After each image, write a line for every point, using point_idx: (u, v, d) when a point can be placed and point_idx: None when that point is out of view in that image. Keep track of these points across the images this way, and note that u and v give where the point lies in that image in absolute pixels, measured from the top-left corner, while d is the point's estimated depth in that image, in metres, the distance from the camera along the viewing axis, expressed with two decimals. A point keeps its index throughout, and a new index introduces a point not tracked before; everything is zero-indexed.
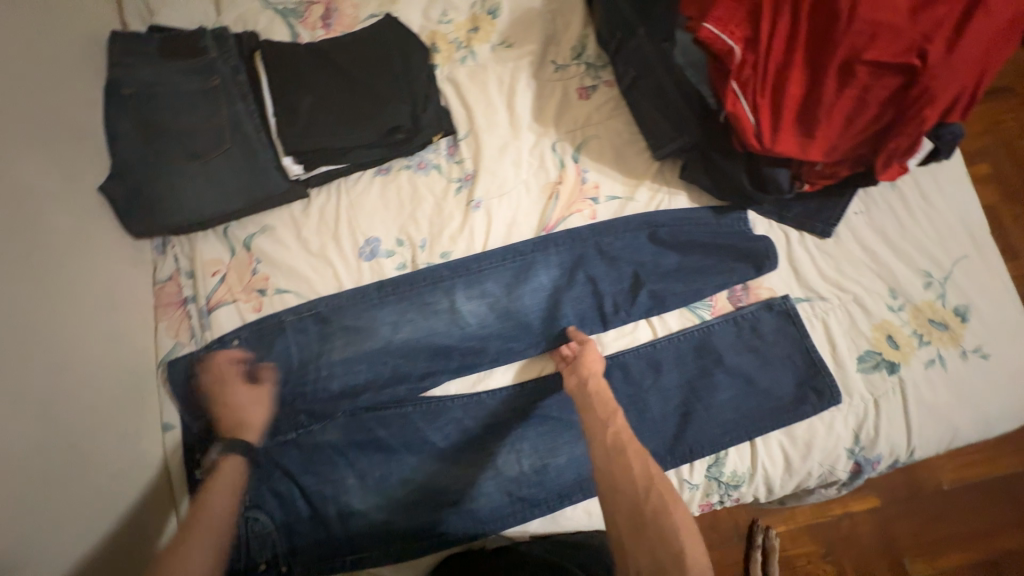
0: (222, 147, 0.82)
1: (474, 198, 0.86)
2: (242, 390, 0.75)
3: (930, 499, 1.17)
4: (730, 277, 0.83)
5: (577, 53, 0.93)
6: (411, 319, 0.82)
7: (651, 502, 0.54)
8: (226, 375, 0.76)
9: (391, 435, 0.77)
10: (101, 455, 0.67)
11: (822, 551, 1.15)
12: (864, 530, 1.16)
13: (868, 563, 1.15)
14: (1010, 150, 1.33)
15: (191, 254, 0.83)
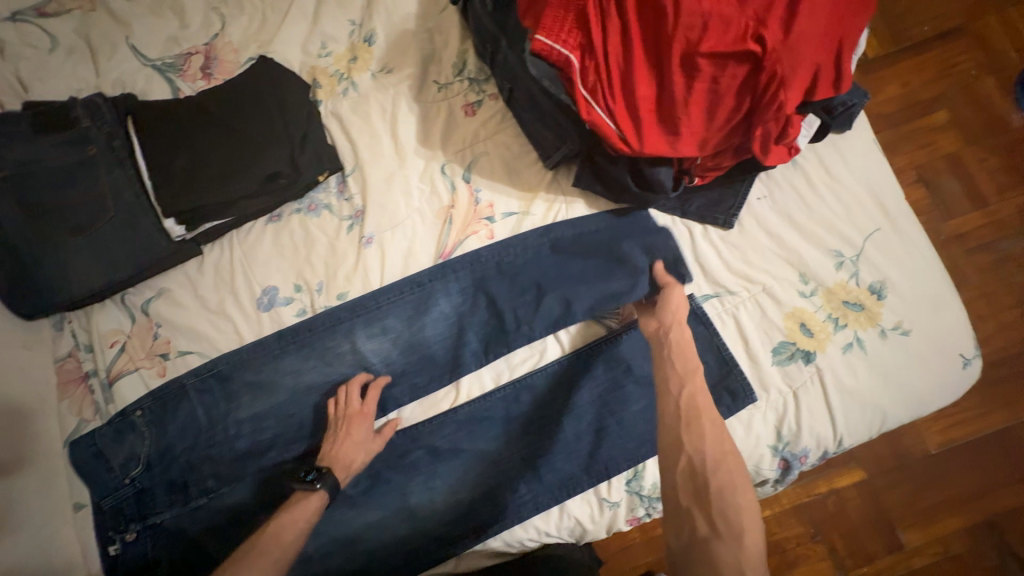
0: (104, 217, 0.82)
1: (366, 234, 0.84)
2: (361, 426, 0.74)
3: (919, 464, 1.07)
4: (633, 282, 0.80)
5: (458, 69, 0.90)
6: (313, 366, 0.80)
7: (718, 477, 0.56)
8: (358, 413, 0.75)
9: None
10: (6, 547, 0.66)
11: (811, 533, 1.06)
12: (853, 504, 1.07)
13: (861, 540, 1.05)
14: (970, 92, 1.16)
15: (88, 327, 0.84)
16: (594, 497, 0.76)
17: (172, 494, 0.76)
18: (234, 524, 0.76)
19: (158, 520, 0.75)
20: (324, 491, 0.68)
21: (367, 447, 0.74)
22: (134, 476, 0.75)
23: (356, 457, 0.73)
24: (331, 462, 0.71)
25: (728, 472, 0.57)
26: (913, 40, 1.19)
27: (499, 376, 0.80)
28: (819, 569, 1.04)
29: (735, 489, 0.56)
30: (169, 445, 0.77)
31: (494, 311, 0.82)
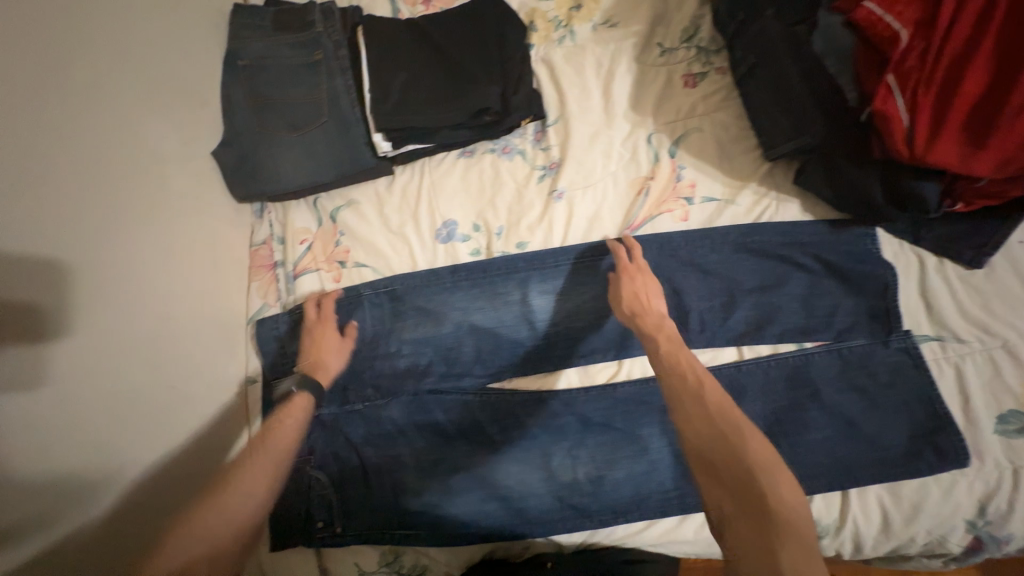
0: (319, 121, 0.85)
1: (558, 188, 0.82)
2: (327, 332, 0.78)
3: None
4: (839, 303, 0.73)
5: (688, 35, 0.84)
6: (482, 307, 0.79)
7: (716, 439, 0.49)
8: (319, 322, 0.78)
9: (449, 420, 0.77)
10: (197, 399, 0.74)
11: None
12: None
13: None
14: None
15: (284, 221, 0.88)
16: None
17: (331, 392, 0.79)
18: (378, 437, 0.77)
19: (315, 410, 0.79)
20: (305, 393, 0.70)
21: (339, 349, 0.77)
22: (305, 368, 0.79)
23: (333, 360, 0.76)
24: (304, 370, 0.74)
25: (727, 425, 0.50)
26: None
27: None
28: None
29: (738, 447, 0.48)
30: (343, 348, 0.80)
31: (674, 298, 0.76)
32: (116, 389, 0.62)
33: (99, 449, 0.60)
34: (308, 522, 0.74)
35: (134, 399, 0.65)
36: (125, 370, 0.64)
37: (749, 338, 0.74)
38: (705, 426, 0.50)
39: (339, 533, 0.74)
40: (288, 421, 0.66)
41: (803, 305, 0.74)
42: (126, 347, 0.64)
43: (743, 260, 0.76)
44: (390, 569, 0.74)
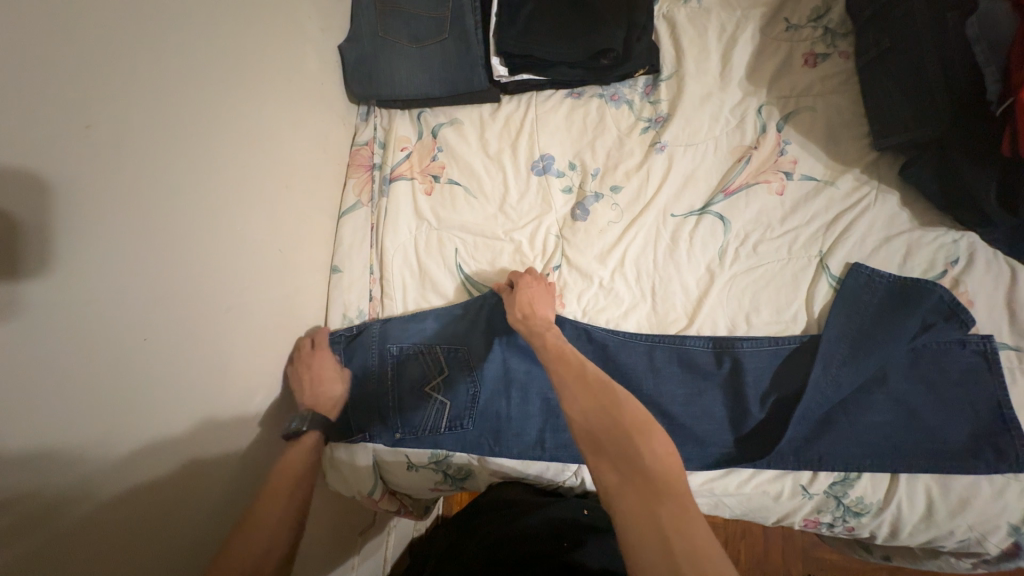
0: (440, 37, 0.88)
1: (660, 140, 0.84)
2: (324, 357, 0.78)
3: None
4: (916, 311, 0.72)
5: (817, 15, 0.85)
6: (567, 239, 0.83)
7: (609, 420, 0.54)
8: (309, 353, 0.77)
9: (518, 362, 0.80)
10: (296, 266, 0.80)
11: None
12: None
13: None
14: None
15: (388, 128, 0.92)
16: (791, 482, 0.73)
17: (410, 323, 0.82)
18: (454, 367, 0.79)
19: (393, 306, 0.85)
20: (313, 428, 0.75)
21: (337, 372, 0.78)
22: (388, 410, 0.77)
23: (334, 386, 0.77)
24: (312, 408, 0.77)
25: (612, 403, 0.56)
26: None
27: (734, 325, 0.78)
28: None
29: (626, 424, 0.53)
30: (437, 412, 0.77)
31: (758, 267, 0.80)
32: (236, 235, 0.68)
33: (227, 283, 0.66)
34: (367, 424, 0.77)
35: (247, 250, 0.70)
36: (244, 223, 0.69)
37: (835, 361, 0.72)
38: (593, 410, 0.55)
39: (399, 438, 0.77)
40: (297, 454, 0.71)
41: (890, 297, 0.74)
42: (246, 201, 0.69)
43: (824, 253, 0.79)
44: (436, 467, 0.79)
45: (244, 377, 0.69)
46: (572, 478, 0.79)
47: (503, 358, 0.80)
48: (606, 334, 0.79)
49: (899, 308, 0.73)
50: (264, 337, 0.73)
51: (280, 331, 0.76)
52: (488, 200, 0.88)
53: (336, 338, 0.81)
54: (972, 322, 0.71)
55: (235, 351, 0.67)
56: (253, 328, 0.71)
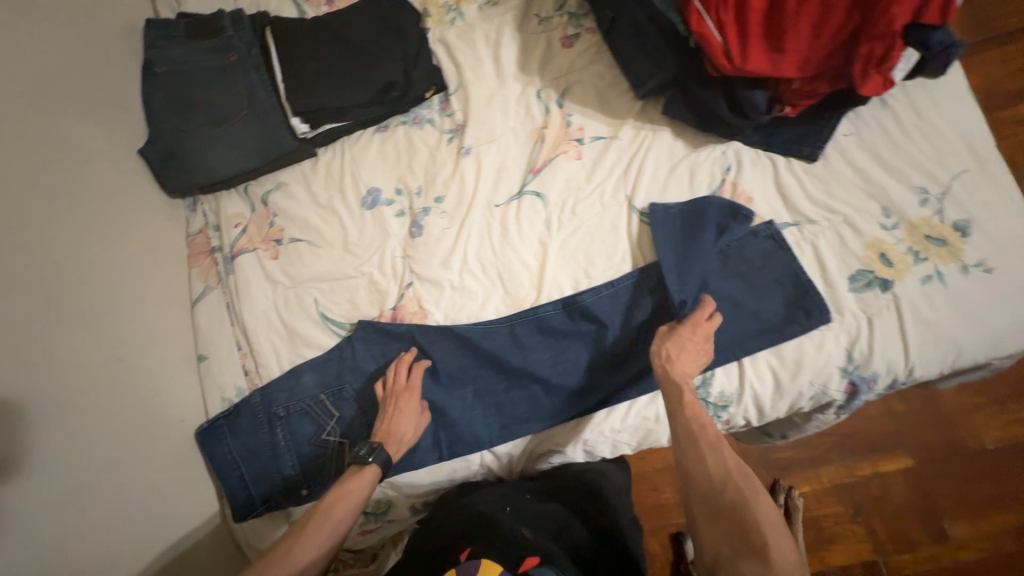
0: (240, 114, 0.92)
1: (465, 145, 0.92)
2: (409, 403, 0.79)
3: (959, 458, 1.47)
4: (706, 223, 0.82)
5: (559, 5, 0.97)
6: (412, 256, 0.89)
7: (729, 479, 0.64)
8: (405, 389, 0.80)
9: None
10: (148, 369, 0.80)
11: (851, 512, 1.47)
12: (895, 488, 1.48)
13: (898, 520, 1.46)
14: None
15: (217, 210, 0.94)
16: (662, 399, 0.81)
17: (286, 382, 0.83)
18: (341, 407, 0.82)
19: (269, 372, 0.86)
20: (376, 465, 0.73)
21: (418, 418, 0.79)
22: (290, 472, 0.79)
23: (409, 428, 0.78)
24: (381, 437, 0.76)
25: (688, 431, 0.70)
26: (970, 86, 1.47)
27: (577, 283, 0.86)
28: (856, 542, 1.46)
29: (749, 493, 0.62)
30: (339, 453, 0.80)
31: (582, 227, 0.89)
32: (60, 365, 0.68)
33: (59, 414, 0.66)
34: (276, 490, 0.79)
35: (81, 374, 0.70)
36: (66, 350, 0.69)
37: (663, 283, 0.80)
38: (707, 467, 0.66)
39: (307, 494, 0.79)
40: (353, 493, 0.72)
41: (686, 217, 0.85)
42: (65, 328, 0.70)
43: (629, 196, 0.89)
44: None
45: (123, 489, 0.71)
46: (482, 470, 0.85)
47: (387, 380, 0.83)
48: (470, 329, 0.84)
49: (695, 225, 0.83)
50: (136, 444, 0.74)
51: (150, 437, 0.77)
52: (332, 245, 0.92)
53: (216, 420, 0.81)
54: (750, 215, 0.83)
55: (101, 468, 0.69)
56: (121, 439, 0.73)
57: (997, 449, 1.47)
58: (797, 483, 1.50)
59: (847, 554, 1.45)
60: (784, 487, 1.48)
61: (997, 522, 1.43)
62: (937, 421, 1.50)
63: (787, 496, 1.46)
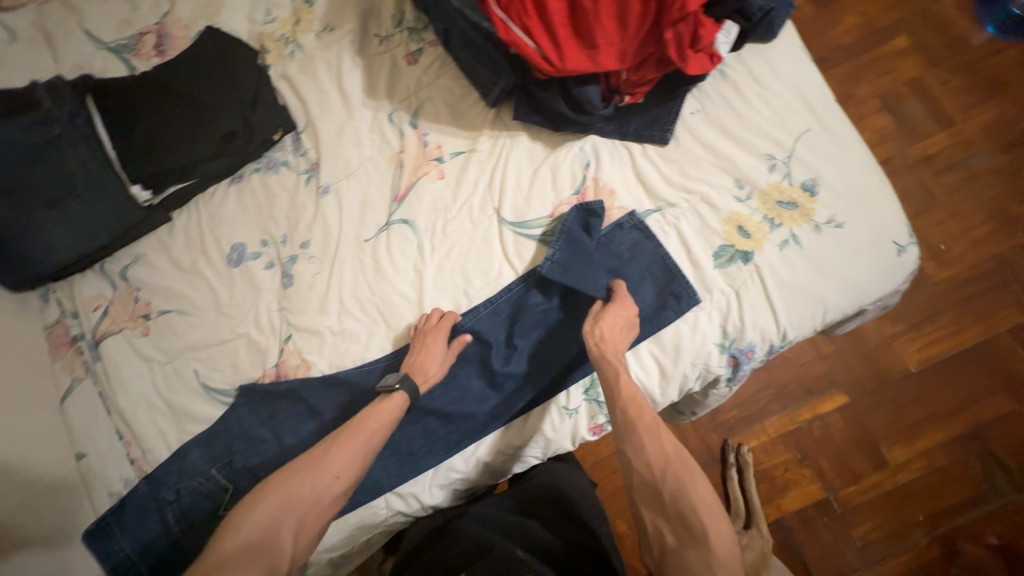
0: (75, 191, 0.85)
1: (323, 183, 0.89)
2: (436, 339, 0.79)
3: (899, 381, 1.33)
4: (580, 239, 0.81)
5: (397, 21, 0.94)
6: (287, 309, 0.86)
7: (672, 476, 0.66)
8: (433, 328, 0.80)
9: (292, 440, 0.81)
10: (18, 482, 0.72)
11: (798, 458, 1.32)
12: (836, 428, 1.33)
13: (845, 460, 1.32)
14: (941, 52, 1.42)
15: (72, 295, 0.89)
16: (554, 407, 0.82)
17: (175, 464, 0.80)
18: (237, 479, 0.79)
19: (156, 457, 0.82)
20: (404, 391, 0.76)
21: (443, 357, 0.79)
22: (191, 559, 0.77)
23: (433, 366, 0.78)
24: (410, 367, 0.77)
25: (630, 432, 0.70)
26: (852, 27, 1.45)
27: (459, 304, 0.84)
28: (808, 487, 1.31)
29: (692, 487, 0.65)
30: None
31: (455, 248, 0.87)
32: None
33: None
34: None
35: None
36: None
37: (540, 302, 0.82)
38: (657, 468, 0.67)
39: None
40: (381, 414, 0.74)
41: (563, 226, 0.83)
42: None
43: (498, 207, 0.87)
44: None
45: None
46: (392, 514, 0.82)
47: (280, 441, 0.81)
48: (356, 374, 0.82)
49: (569, 243, 0.81)
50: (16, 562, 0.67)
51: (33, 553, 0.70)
52: (203, 310, 0.88)
53: (102, 518, 0.77)
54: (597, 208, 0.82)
55: None
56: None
57: (919, 373, 1.33)
58: (744, 439, 1.34)
59: (801, 498, 1.30)
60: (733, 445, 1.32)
61: (930, 441, 1.30)
62: (861, 355, 1.35)
63: (736, 454, 1.31)
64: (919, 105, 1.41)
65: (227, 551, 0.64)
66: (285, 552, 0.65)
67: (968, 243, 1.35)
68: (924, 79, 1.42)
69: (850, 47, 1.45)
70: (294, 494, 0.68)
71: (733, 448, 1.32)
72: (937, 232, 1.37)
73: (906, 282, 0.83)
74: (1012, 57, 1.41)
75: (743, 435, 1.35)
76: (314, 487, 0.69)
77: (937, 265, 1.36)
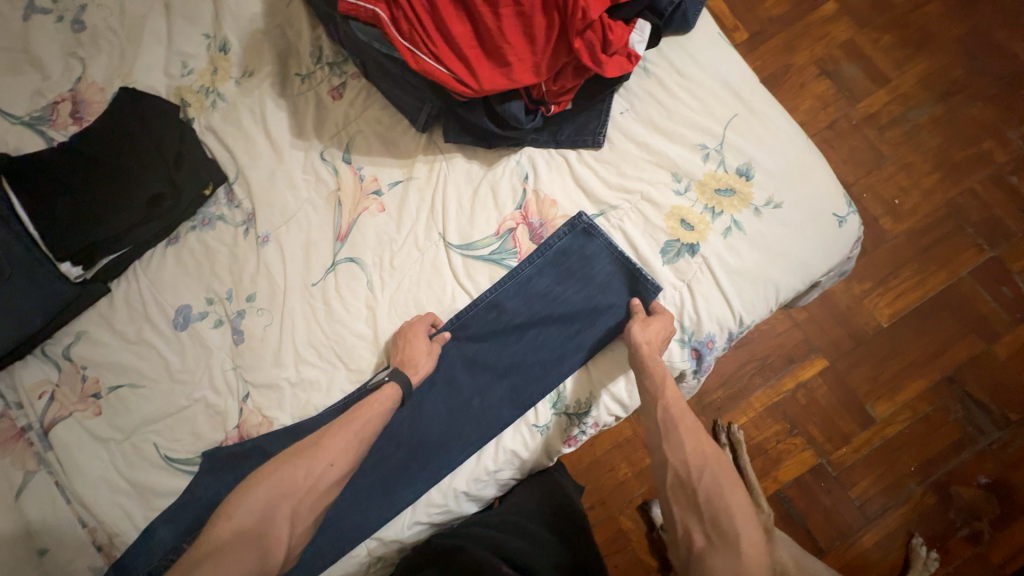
0: (2, 276, 0.82)
1: (262, 233, 0.87)
2: (422, 331, 0.79)
3: (873, 338, 1.35)
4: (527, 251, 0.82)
5: (316, 57, 0.93)
6: (242, 366, 0.84)
7: (707, 473, 0.67)
8: (416, 323, 0.80)
9: None
10: None
11: (787, 427, 1.32)
12: (820, 393, 1.33)
13: (831, 422, 1.32)
14: (865, 13, 1.45)
15: (14, 385, 0.86)
16: (525, 425, 0.81)
17: (144, 544, 0.77)
18: None
19: (124, 540, 0.79)
20: (397, 382, 0.74)
21: (432, 346, 0.78)
22: None
23: (423, 356, 0.77)
24: (398, 363, 0.77)
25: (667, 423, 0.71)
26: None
27: None
28: (800, 455, 1.31)
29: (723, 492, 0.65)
30: None
31: (405, 279, 0.84)
32: None
33: None
34: None
35: None
36: None
37: (497, 321, 0.81)
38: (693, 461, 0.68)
39: None
40: (379, 403, 0.73)
41: (512, 242, 0.83)
42: None
43: (443, 232, 0.85)
44: None
45: None
46: (376, 560, 0.80)
47: None
48: (320, 423, 0.79)
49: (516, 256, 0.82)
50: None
51: None
52: (156, 381, 0.85)
53: None
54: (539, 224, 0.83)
55: None
56: None
57: (891, 327, 1.35)
58: (733, 417, 1.34)
59: (796, 467, 1.31)
60: (723, 425, 1.31)
61: (912, 392, 1.32)
62: (835, 319, 1.36)
63: (727, 433, 1.29)
64: (856, 66, 1.43)
65: (216, 542, 0.62)
66: (279, 539, 0.64)
67: (919, 194, 1.38)
68: (855, 42, 1.44)
69: (783, 17, 1.47)
70: (288, 480, 0.66)
71: (724, 427, 1.31)
72: (889, 187, 1.39)
73: (853, 250, 0.84)
74: (935, 9, 1.44)
75: (732, 413, 1.34)
76: (309, 475, 0.67)
77: (894, 220, 1.38)
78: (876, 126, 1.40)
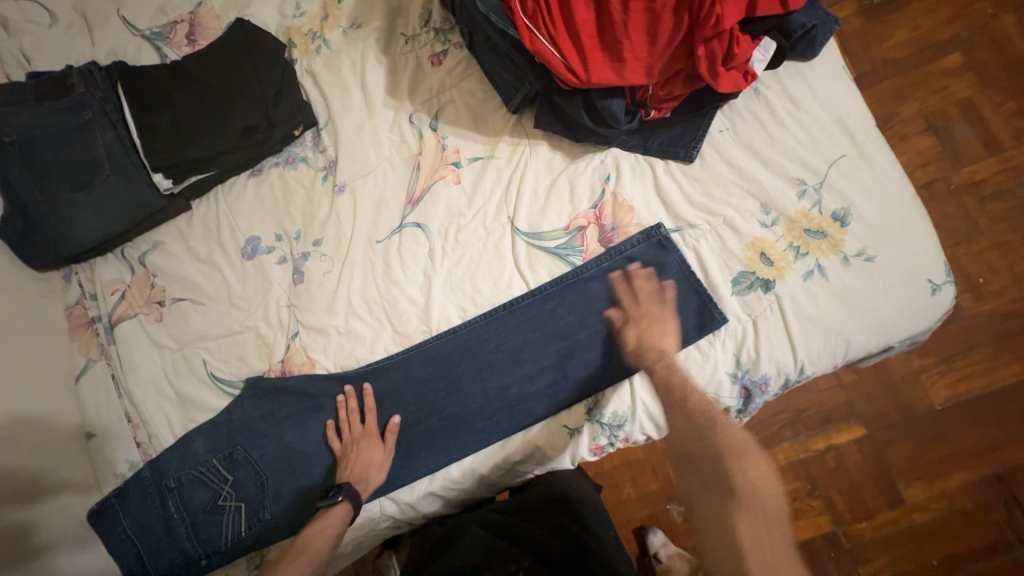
0: (102, 175, 0.88)
1: (339, 182, 0.89)
2: (369, 442, 0.80)
3: (924, 418, 1.26)
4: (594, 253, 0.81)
5: (425, 20, 0.93)
6: (296, 306, 0.86)
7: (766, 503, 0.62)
8: (360, 434, 0.80)
9: (295, 436, 0.82)
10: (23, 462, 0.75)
11: (808, 486, 1.27)
12: (851, 460, 1.26)
13: (858, 493, 1.25)
14: (999, 73, 1.33)
15: (92, 277, 0.92)
16: (555, 424, 0.79)
17: (177, 451, 0.82)
18: (237, 470, 0.81)
19: (161, 442, 0.84)
20: (345, 501, 0.75)
21: (382, 457, 0.79)
22: (189, 545, 0.79)
23: (373, 468, 0.78)
24: (347, 478, 0.78)
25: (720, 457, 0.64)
26: (903, 41, 1.37)
27: (465, 312, 0.83)
28: (817, 520, 1.25)
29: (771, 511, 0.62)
30: (235, 517, 0.79)
31: (466, 254, 0.84)
32: None
33: None
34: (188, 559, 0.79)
35: None
36: None
37: (549, 314, 0.81)
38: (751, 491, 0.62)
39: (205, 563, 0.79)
40: (328, 528, 0.73)
41: (580, 240, 0.81)
42: None
43: (512, 216, 0.84)
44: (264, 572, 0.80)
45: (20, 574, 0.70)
46: (383, 519, 0.81)
47: (282, 435, 0.82)
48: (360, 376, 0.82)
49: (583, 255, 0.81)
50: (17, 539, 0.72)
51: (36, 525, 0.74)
52: (216, 302, 0.89)
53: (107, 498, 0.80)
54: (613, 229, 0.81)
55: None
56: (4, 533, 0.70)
57: (945, 411, 1.26)
58: None
59: (808, 528, 1.25)
60: None
61: (955, 482, 1.23)
62: (887, 388, 1.28)
63: None
64: (970, 127, 1.32)
65: None
66: None
67: (1012, 277, 1.27)
68: (978, 101, 1.33)
69: (904, 61, 1.36)
70: None
71: None
72: (979, 263, 1.28)
73: (941, 322, 0.78)
74: None
75: None
76: None
77: (977, 299, 1.28)
78: (979, 196, 1.30)
